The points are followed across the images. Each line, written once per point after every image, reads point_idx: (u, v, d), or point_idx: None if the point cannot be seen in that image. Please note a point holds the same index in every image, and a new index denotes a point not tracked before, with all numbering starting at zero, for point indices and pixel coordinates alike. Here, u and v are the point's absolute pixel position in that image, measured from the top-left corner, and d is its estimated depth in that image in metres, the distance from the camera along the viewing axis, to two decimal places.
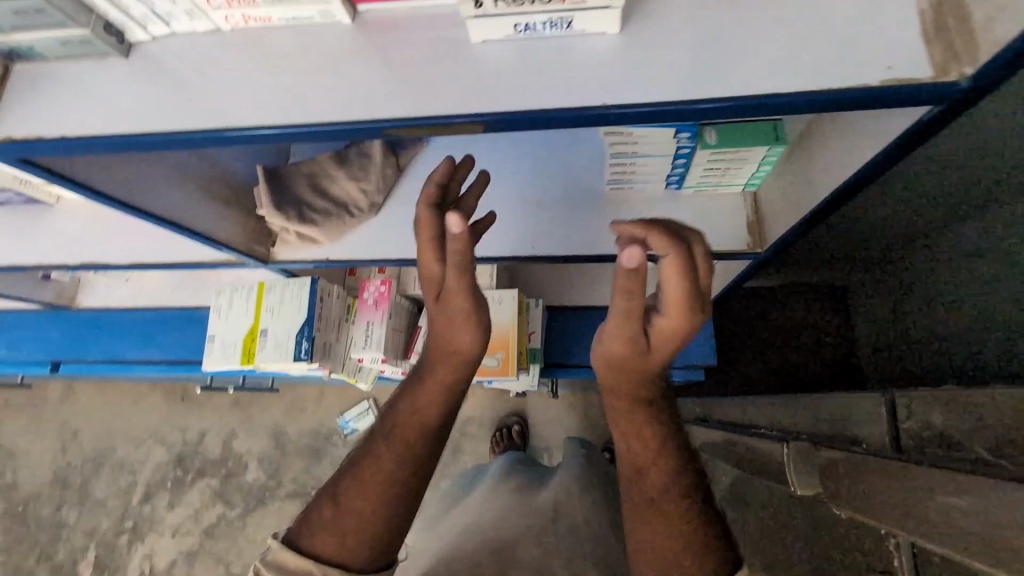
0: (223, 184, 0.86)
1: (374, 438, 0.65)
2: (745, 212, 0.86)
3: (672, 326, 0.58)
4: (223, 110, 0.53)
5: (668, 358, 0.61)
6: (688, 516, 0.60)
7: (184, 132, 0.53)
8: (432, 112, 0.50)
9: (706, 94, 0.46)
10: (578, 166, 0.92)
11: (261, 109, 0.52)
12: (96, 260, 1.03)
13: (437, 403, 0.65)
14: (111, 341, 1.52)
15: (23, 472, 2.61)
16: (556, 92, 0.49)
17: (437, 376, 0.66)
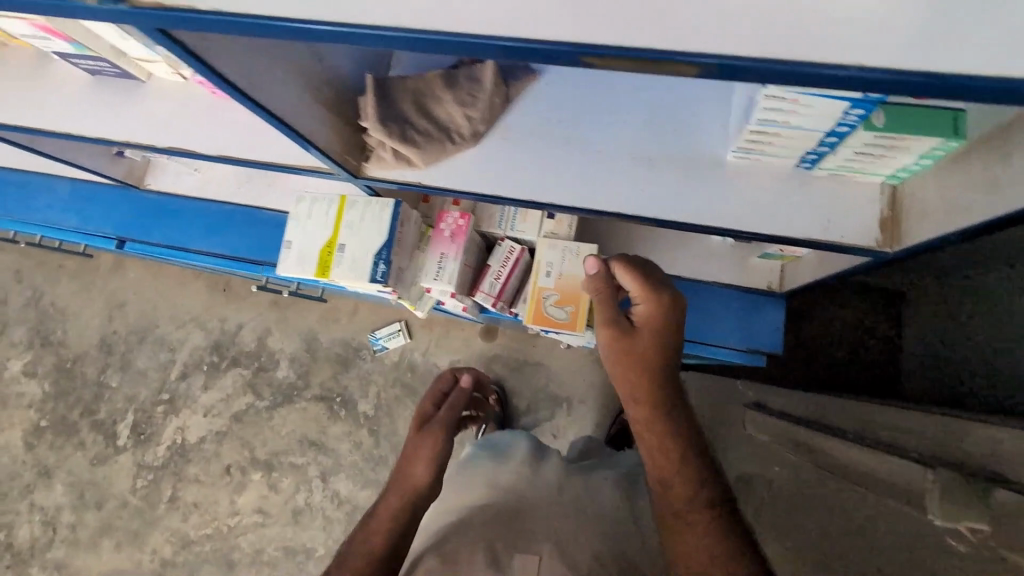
0: (329, 86, 0.80)
1: (348, 543, 0.90)
2: (879, 206, 0.79)
3: (654, 327, 0.80)
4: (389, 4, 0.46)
5: (659, 346, 0.80)
6: (714, 522, 0.72)
7: (331, 24, 0.47)
8: (645, 44, 0.42)
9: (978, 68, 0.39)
10: (702, 127, 0.85)
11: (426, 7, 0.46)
12: (180, 147, 1.02)
13: (383, 531, 0.89)
14: (176, 227, 1.54)
15: (72, 332, 2.76)
16: (801, 32, 0.40)
17: (390, 503, 0.93)
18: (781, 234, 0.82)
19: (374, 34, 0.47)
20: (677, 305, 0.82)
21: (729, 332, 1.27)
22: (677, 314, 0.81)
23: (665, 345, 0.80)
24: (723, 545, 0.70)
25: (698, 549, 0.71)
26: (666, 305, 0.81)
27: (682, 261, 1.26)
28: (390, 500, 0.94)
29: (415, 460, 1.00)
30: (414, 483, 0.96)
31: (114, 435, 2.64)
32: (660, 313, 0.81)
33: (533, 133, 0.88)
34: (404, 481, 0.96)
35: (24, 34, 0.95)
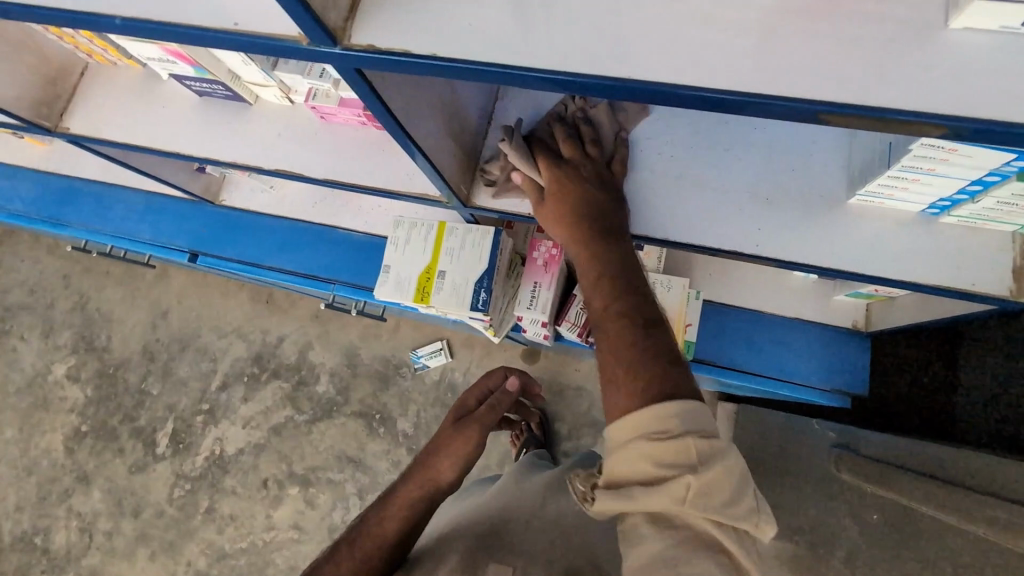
0: (458, 117, 0.82)
1: (358, 523, 0.83)
2: (1012, 256, 0.78)
3: (564, 177, 0.80)
4: (609, 52, 0.47)
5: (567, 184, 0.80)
6: (635, 356, 0.65)
7: (549, 71, 0.47)
8: (868, 102, 0.42)
9: None
10: (818, 166, 0.85)
11: (641, 58, 0.46)
12: (285, 169, 1.04)
13: (395, 519, 0.81)
14: (248, 243, 1.58)
15: (116, 338, 2.79)
16: None
17: (407, 490, 0.84)
18: (900, 277, 0.80)
19: (583, 82, 0.47)
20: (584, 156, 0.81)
21: (813, 370, 1.25)
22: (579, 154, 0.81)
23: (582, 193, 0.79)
24: (651, 370, 0.63)
25: (621, 387, 0.64)
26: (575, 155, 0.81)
27: (762, 295, 1.26)
28: (408, 488, 0.84)
29: (442, 452, 0.88)
30: (435, 475, 0.84)
31: (153, 443, 2.65)
32: (565, 167, 0.80)
33: (644, 167, 0.89)
34: (425, 471, 0.85)
35: (150, 57, 0.99)
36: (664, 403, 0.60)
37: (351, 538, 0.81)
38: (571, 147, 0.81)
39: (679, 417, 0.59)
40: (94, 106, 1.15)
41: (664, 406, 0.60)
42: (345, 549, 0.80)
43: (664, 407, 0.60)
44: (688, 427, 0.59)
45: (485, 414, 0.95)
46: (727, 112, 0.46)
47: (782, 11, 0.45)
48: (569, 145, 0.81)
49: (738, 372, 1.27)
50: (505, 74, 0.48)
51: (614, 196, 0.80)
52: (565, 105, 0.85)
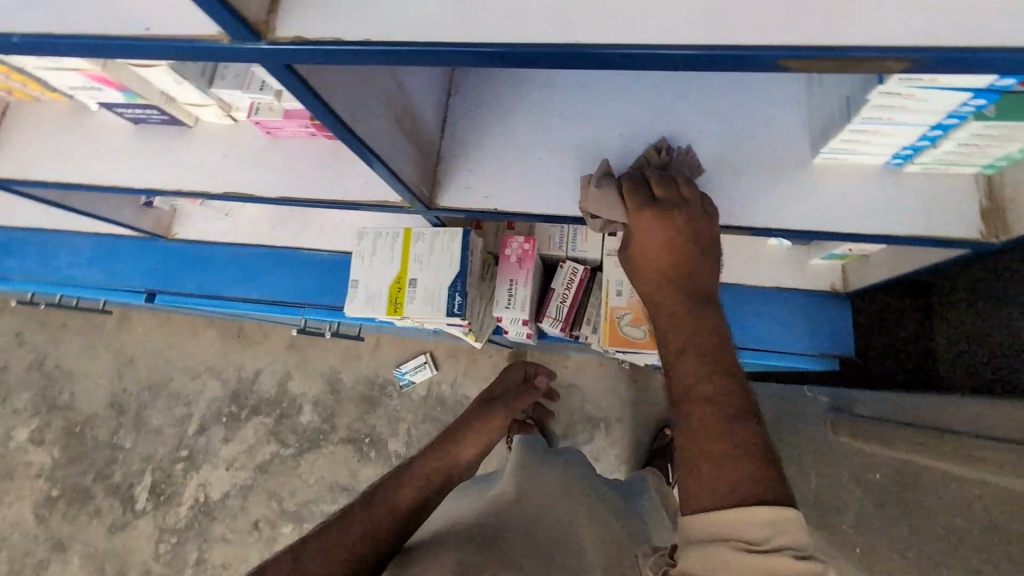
0: (411, 116, 0.79)
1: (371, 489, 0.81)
2: (977, 198, 0.78)
3: (661, 226, 0.73)
4: (559, 21, 0.44)
5: (658, 241, 0.73)
6: (719, 435, 0.57)
7: (497, 46, 0.44)
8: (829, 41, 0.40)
9: None
10: (781, 129, 0.84)
11: (597, 19, 0.43)
12: (235, 191, 0.98)
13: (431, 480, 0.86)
14: (208, 276, 1.50)
15: (80, 394, 2.65)
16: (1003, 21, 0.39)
17: (443, 456, 0.93)
18: (874, 231, 0.80)
19: (534, 52, 0.44)
20: (683, 205, 0.75)
21: (798, 336, 1.26)
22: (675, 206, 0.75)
23: (675, 252, 0.72)
24: (739, 470, 0.55)
25: (704, 464, 0.56)
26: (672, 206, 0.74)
27: (738, 268, 1.26)
28: (431, 460, 0.90)
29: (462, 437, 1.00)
30: (456, 453, 0.94)
31: (131, 499, 2.51)
32: (658, 215, 0.74)
33: (609, 151, 0.87)
34: (448, 450, 0.94)
35: (74, 86, 0.93)
36: (755, 510, 0.52)
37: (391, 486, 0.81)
38: (671, 196, 0.75)
39: (771, 528, 0.51)
40: (18, 147, 1.07)
41: (755, 513, 0.52)
42: (363, 504, 0.76)
43: (759, 510, 0.52)
44: (781, 541, 0.51)
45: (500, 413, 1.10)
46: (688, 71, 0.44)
47: None
48: (666, 191, 0.76)
49: None
50: (450, 53, 0.44)
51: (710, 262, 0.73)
52: (651, 156, 0.82)
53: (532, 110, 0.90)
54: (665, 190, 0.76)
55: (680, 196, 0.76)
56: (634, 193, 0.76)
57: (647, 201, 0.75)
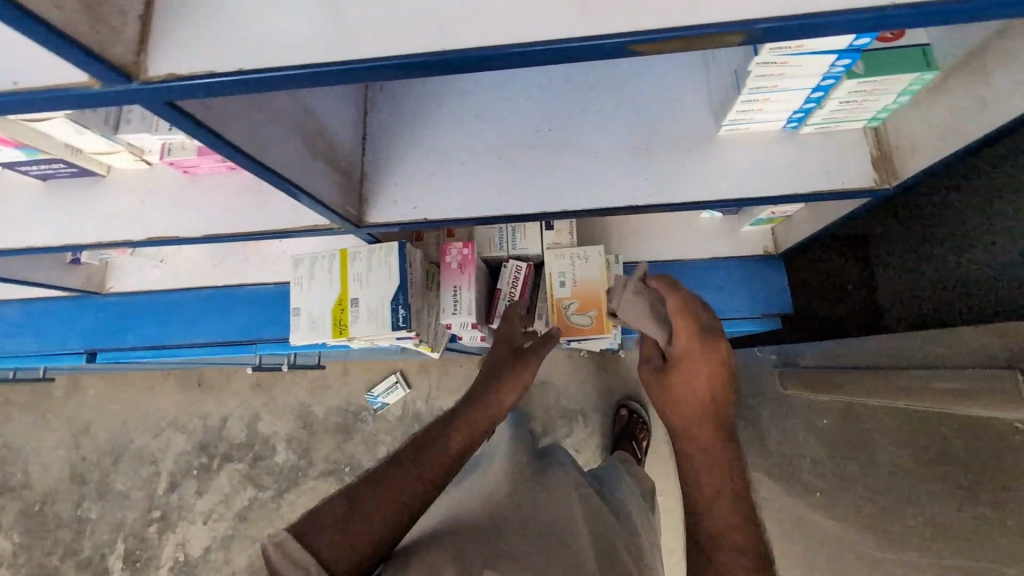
0: (323, 138, 0.78)
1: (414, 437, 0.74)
2: (868, 148, 0.83)
3: (711, 356, 0.71)
4: (418, 33, 0.45)
5: (699, 368, 0.71)
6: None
7: (367, 61, 0.45)
8: (677, 23, 0.42)
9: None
10: (686, 108, 0.89)
11: (458, 27, 0.44)
12: (159, 236, 0.95)
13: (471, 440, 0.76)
14: (148, 327, 1.44)
15: (35, 470, 2.50)
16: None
17: (477, 412, 0.81)
18: (780, 193, 0.85)
19: (401, 63, 0.45)
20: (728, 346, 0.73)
21: (741, 302, 1.32)
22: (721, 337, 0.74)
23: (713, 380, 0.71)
24: None
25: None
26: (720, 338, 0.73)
27: (676, 246, 1.30)
28: (474, 408, 0.82)
29: (503, 376, 0.91)
30: (497, 399, 0.85)
31: (106, 571, 2.38)
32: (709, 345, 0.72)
33: (526, 148, 0.90)
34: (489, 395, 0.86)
35: None
36: None
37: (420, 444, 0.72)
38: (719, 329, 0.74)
39: None
40: None
41: None
42: (411, 457, 0.70)
43: None
44: None
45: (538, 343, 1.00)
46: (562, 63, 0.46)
47: None
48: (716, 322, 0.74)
49: None
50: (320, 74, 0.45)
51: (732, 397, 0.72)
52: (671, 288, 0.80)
53: (450, 118, 0.92)
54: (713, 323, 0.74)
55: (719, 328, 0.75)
56: (684, 313, 0.75)
57: (695, 326, 0.74)
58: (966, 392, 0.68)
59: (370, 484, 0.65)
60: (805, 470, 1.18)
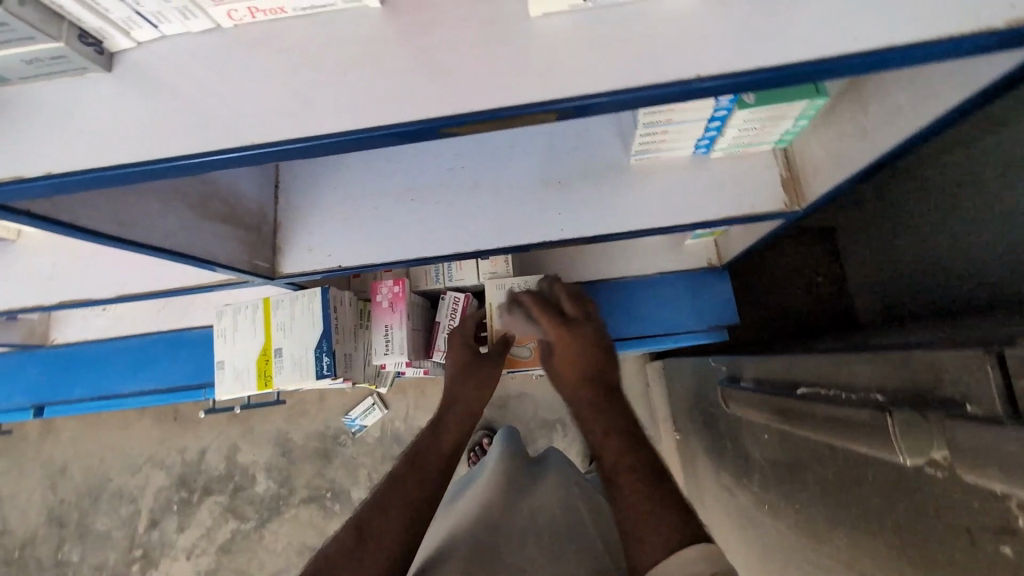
0: (218, 199, 0.76)
1: (407, 452, 0.76)
2: (778, 170, 0.83)
3: (579, 327, 0.83)
4: (231, 129, 0.43)
5: (567, 344, 0.81)
6: (640, 482, 0.59)
7: (174, 158, 0.42)
8: (490, 106, 0.40)
9: (826, 52, 0.38)
10: (599, 139, 0.88)
11: (266, 120, 0.43)
12: (75, 298, 0.93)
13: (458, 437, 0.80)
14: (96, 376, 1.42)
15: (14, 516, 2.30)
16: (640, 68, 0.39)
17: (460, 410, 0.85)
18: (694, 219, 0.83)
19: (226, 158, 0.43)
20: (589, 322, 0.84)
21: (685, 315, 1.30)
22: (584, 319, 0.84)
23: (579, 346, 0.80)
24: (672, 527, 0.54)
25: (631, 506, 0.57)
26: (588, 316, 0.86)
27: (622, 262, 1.29)
28: (454, 410, 0.85)
29: (472, 379, 0.93)
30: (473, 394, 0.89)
31: None
32: (570, 325, 0.83)
33: (440, 187, 0.88)
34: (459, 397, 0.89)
35: None
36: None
37: (411, 455, 0.74)
38: (579, 309, 0.87)
39: None
40: None
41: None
42: (406, 475, 0.70)
43: None
44: None
45: (499, 345, 1.01)
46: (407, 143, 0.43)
47: (403, 31, 0.43)
48: (573, 308, 0.87)
49: (625, 340, 1.30)
50: (127, 174, 0.42)
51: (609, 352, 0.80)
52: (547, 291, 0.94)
53: (362, 162, 0.90)
54: (578, 305, 0.88)
55: (587, 310, 0.87)
56: (541, 304, 0.88)
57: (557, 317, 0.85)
58: (852, 428, 0.63)
59: (374, 510, 0.64)
60: (754, 482, 1.16)
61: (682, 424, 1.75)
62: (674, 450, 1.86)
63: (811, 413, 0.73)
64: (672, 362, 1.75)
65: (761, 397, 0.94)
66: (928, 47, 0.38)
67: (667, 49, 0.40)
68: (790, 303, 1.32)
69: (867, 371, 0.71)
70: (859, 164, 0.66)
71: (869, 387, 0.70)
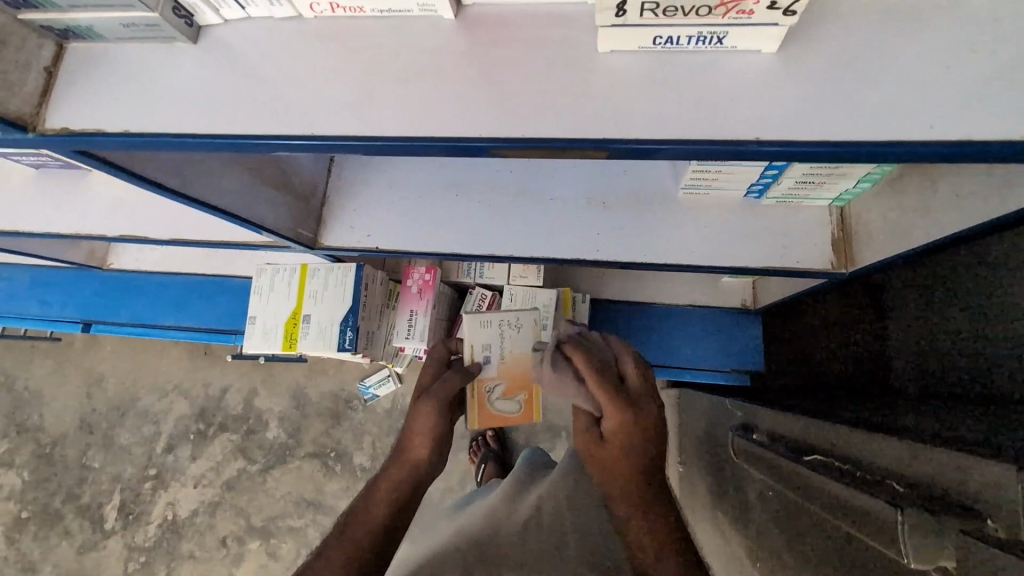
0: (275, 166, 0.80)
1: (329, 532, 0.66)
2: (830, 228, 0.80)
3: (650, 408, 0.67)
4: (295, 116, 0.45)
5: (625, 439, 0.65)
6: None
7: (240, 136, 0.45)
8: (543, 134, 0.41)
9: (893, 137, 0.37)
10: (650, 166, 0.86)
11: (330, 113, 0.45)
12: (133, 234, 0.99)
13: (381, 503, 0.67)
14: (142, 304, 1.51)
15: (50, 415, 2.47)
16: (701, 121, 0.39)
17: (392, 475, 0.70)
18: (734, 262, 0.81)
19: (287, 143, 0.45)
20: (649, 402, 0.67)
21: (709, 352, 1.27)
22: (648, 398, 0.67)
23: (636, 443, 0.66)
24: None
25: None
26: (653, 389, 0.69)
27: (653, 287, 1.28)
28: (388, 473, 0.71)
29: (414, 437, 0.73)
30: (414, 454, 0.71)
31: (100, 519, 2.35)
32: (634, 412, 0.65)
33: (484, 186, 0.89)
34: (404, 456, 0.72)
35: None
36: None
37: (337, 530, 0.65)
38: (647, 379, 0.69)
39: None
40: None
41: None
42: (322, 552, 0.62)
43: None
44: None
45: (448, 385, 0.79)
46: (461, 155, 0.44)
47: (470, 47, 0.44)
48: (640, 379, 0.68)
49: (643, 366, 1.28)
50: (198, 143, 0.46)
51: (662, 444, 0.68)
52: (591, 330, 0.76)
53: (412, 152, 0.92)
54: (645, 374, 0.69)
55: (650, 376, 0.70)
56: (603, 372, 0.67)
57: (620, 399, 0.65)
58: (859, 511, 0.61)
59: None
60: (751, 534, 1.13)
61: (687, 458, 1.72)
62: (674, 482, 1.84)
63: (819, 487, 0.72)
64: (688, 395, 1.72)
65: (769, 451, 0.93)
66: (1005, 146, 0.36)
67: (730, 105, 0.39)
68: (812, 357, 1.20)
69: (885, 454, 0.68)
70: (918, 241, 0.63)
71: (885, 472, 0.67)
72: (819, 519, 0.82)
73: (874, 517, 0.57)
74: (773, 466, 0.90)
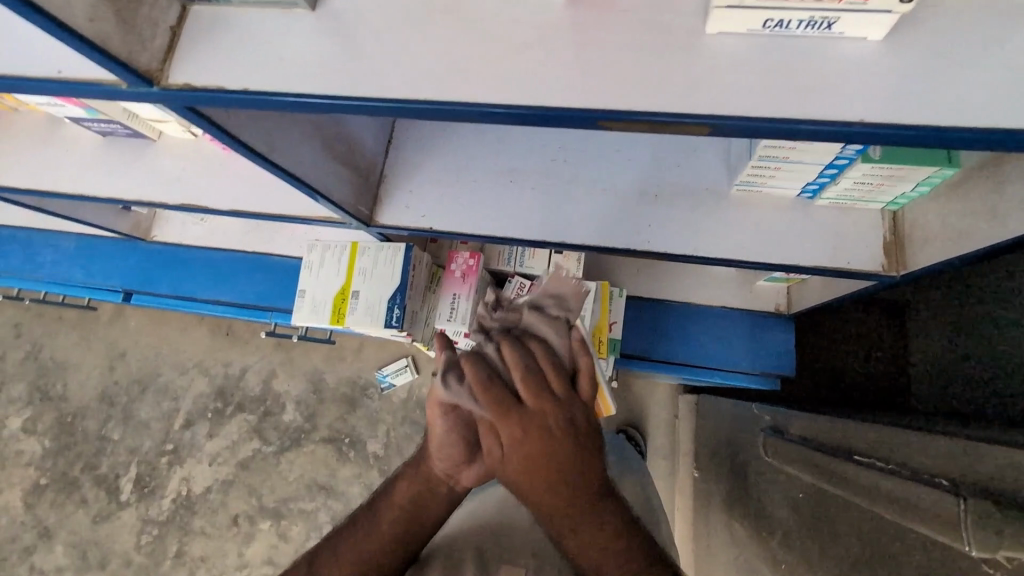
0: (343, 140, 0.83)
1: (354, 521, 0.67)
2: (882, 231, 0.81)
3: (555, 434, 0.52)
4: (403, 82, 0.47)
5: (531, 466, 0.53)
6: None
7: (350, 97, 0.48)
8: (647, 107, 0.43)
9: (990, 123, 0.39)
10: (704, 161, 0.88)
11: (438, 80, 0.47)
12: (195, 203, 1.00)
13: (394, 517, 0.63)
14: (181, 277, 1.54)
15: (73, 384, 2.51)
16: (803, 102, 0.41)
17: (403, 487, 0.63)
18: (783, 260, 0.83)
19: (395, 106, 0.48)
20: (558, 422, 0.52)
21: (741, 355, 1.28)
22: (552, 415, 0.52)
23: (550, 471, 0.52)
24: None
25: None
26: (554, 402, 0.52)
27: (688, 287, 1.29)
28: (399, 483, 0.64)
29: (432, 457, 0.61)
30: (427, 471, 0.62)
31: (116, 490, 2.39)
32: (536, 435, 0.52)
33: (541, 173, 0.91)
34: (418, 468, 0.63)
35: (39, 102, 0.94)
36: None
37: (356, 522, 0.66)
38: (546, 396, 0.52)
39: None
40: None
41: None
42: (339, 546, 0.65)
43: None
44: None
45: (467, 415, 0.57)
46: (558, 126, 0.47)
47: (573, 25, 0.46)
48: (536, 400, 0.52)
49: (672, 364, 1.30)
50: (308, 104, 0.48)
51: (587, 463, 0.53)
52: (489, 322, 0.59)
53: (472, 136, 0.94)
54: (542, 389, 0.52)
55: (555, 384, 0.53)
56: (488, 395, 0.52)
57: (517, 424, 0.52)
58: (916, 507, 0.63)
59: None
60: (773, 537, 1.13)
61: (704, 464, 1.72)
62: (688, 487, 1.83)
63: (869, 482, 0.74)
64: (709, 400, 1.72)
65: (808, 451, 0.95)
66: None
67: (832, 88, 0.41)
68: (835, 365, 1.28)
69: (933, 453, 0.70)
70: (980, 243, 0.64)
71: (929, 469, 0.69)
72: (858, 517, 0.83)
73: (933, 509, 0.60)
74: (816, 464, 0.90)
